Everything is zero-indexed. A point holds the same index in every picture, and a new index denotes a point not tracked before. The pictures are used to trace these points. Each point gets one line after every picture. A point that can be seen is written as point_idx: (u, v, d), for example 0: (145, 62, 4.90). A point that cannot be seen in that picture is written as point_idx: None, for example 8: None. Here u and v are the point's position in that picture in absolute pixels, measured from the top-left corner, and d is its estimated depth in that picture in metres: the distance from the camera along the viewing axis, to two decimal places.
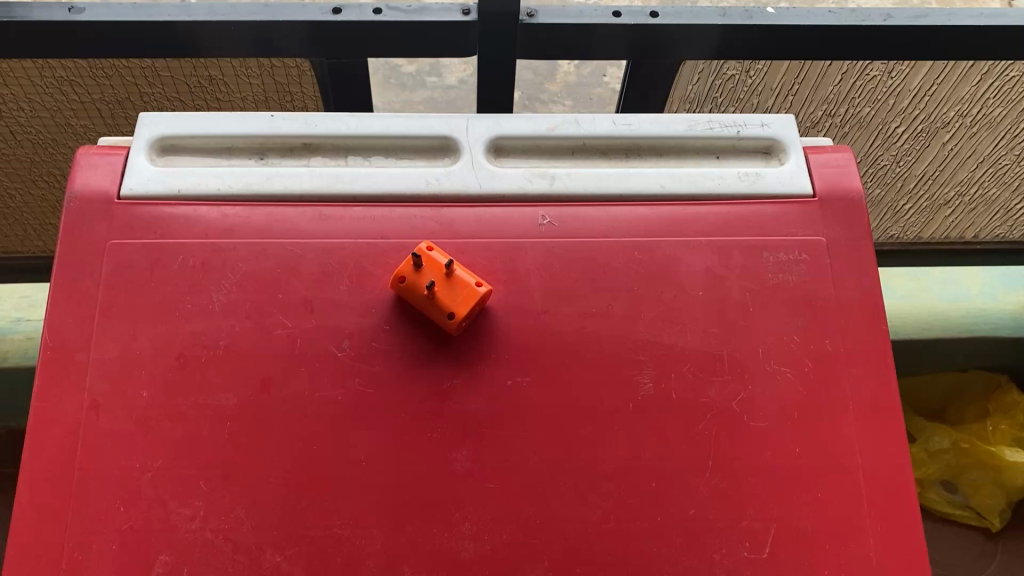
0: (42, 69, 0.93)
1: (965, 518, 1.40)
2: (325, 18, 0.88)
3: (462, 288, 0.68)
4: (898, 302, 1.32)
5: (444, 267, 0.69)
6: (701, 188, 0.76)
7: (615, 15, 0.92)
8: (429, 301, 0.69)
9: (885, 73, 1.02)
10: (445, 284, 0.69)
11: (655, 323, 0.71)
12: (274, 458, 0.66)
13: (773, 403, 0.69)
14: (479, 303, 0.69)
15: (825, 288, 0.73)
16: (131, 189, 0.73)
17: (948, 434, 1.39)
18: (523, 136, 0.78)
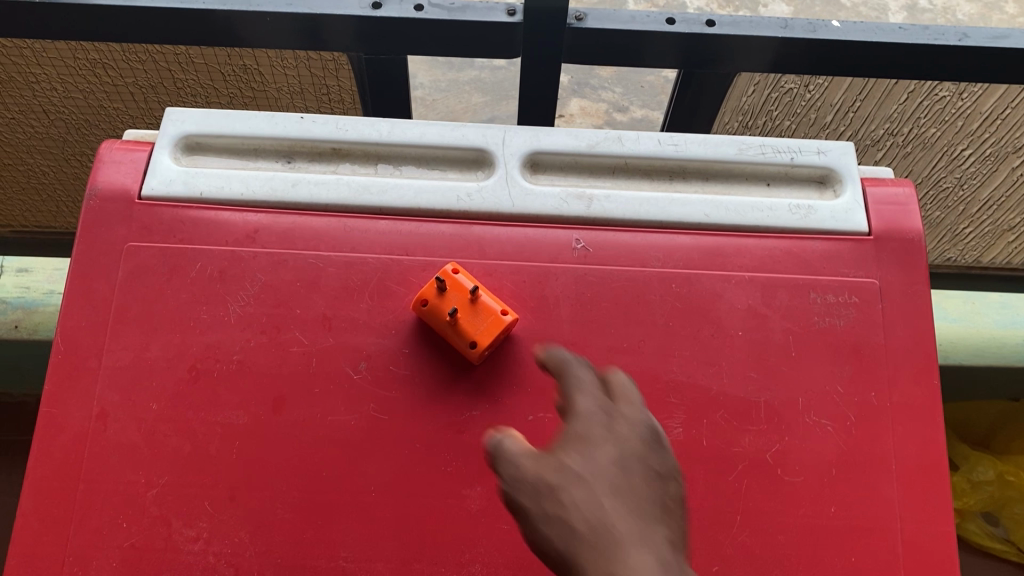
0: (76, 50, 0.91)
1: (1005, 553, 1.34)
2: (364, 13, 0.84)
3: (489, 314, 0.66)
4: (949, 326, 1.25)
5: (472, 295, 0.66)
6: (748, 220, 0.72)
7: (669, 23, 0.87)
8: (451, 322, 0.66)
9: (956, 95, 0.95)
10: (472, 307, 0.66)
11: (689, 362, 0.66)
12: (282, 481, 0.63)
13: (811, 458, 0.64)
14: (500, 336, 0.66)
15: (874, 336, 0.68)
16: (152, 189, 0.71)
17: (993, 465, 1.32)
18: (562, 152, 0.75)
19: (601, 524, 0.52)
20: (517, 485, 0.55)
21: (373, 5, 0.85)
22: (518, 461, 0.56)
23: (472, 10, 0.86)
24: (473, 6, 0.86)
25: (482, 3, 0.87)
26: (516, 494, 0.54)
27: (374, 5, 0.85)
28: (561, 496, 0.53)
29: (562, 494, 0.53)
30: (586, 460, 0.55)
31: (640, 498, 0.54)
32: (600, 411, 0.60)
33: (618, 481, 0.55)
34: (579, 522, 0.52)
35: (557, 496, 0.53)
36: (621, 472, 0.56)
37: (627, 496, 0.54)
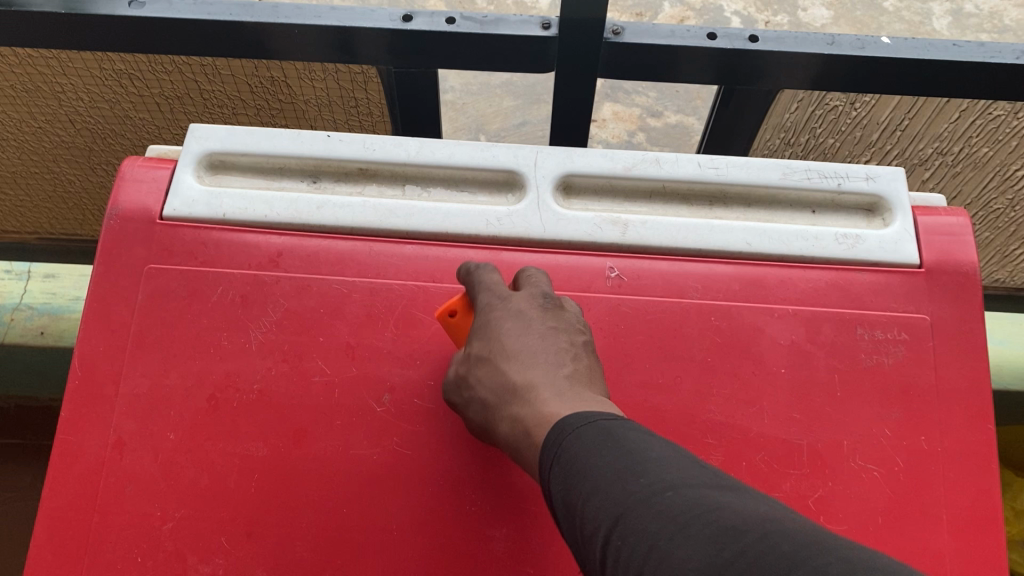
0: (102, 61, 0.89)
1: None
2: (394, 26, 0.82)
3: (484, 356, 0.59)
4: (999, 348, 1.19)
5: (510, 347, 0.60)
6: (791, 249, 0.68)
7: (710, 38, 0.83)
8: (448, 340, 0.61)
9: (1011, 114, 0.90)
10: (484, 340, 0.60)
11: (728, 400, 0.63)
12: (301, 518, 0.61)
13: (856, 505, 0.61)
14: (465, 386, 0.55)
15: (925, 375, 0.64)
16: (174, 210, 0.69)
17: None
18: (596, 174, 0.72)
19: (510, 386, 0.56)
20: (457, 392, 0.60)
21: (404, 18, 0.83)
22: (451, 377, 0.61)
23: (505, 23, 0.83)
24: (506, 18, 0.84)
25: (516, 16, 0.84)
26: (454, 396, 0.60)
27: (404, 18, 0.83)
28: (473, 381, 0.58)
29: (475, 374, 0.58)
30: (499, 336, 0.59)
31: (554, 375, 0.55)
32: (509, 306, 0.60)
33: (533, 358, 0.57)
34: (490, 396, 0.57)
35: (474, 391, 0.58)
36: (551, 369, 0.56)
37: (536, 362, 0.57)
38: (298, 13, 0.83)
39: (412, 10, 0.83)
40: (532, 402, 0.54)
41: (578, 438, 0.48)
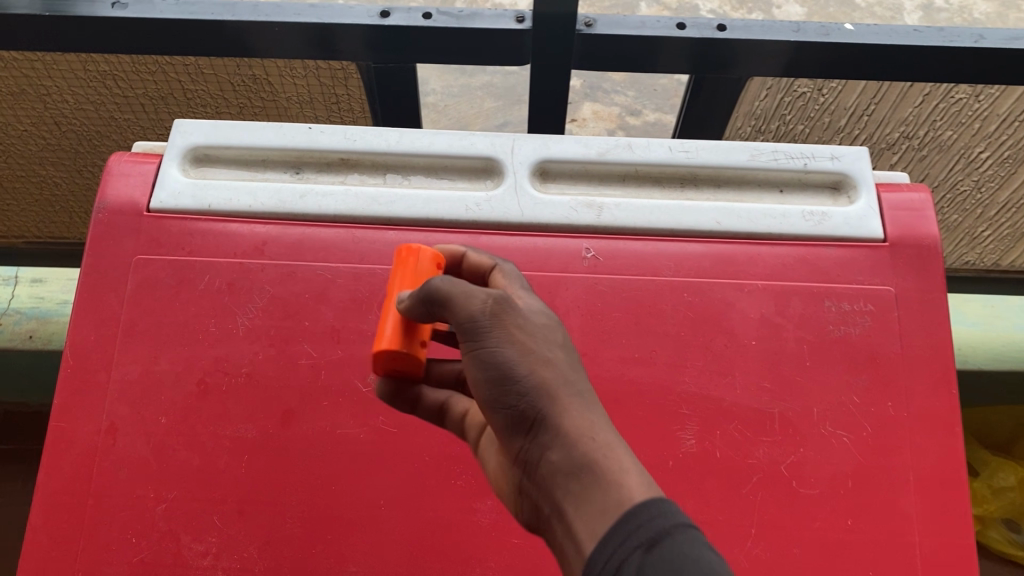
0: (87, 62, 0.91)
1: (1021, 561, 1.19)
2: (373, 22, 0.84)
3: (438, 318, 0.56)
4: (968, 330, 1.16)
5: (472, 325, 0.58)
6: (760, 227, 0.71)
7: (680, 28, 0.86)
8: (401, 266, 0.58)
9: (972, 96, 0.93)
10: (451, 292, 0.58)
11: (702, 372, 0.65)
12: (291, 496, 0.63)
13: (827, 469, 0.63)
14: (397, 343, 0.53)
15: (890, 344, 0.67)
16: (162, 202, 0.71)
17: (1011, 471, 1.21)
18: (571, 160, 0.74)
19: (543, 384, 0.44)
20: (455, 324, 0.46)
21: (381, 14, 0.85)
22: (468, 313, 0.46)
23: (480, 17, 0.86)
24: (481, 13, 0.86)
25: (491, 11, 0.87)
26: (437, 311, 0.49)
27: (382, 14, 0.85)
28: (498, 338, 0.45)
29: (503, 339, 0.45)
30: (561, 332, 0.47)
31: (587, 391, 0.45)
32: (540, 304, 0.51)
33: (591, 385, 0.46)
34: (508, 367, 0.44)
35: (491, 348, 0.45)
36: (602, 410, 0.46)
37: (576, 374, 0.45)
38: (279, 11, 0.85)
39: (389, 7, 0.86)
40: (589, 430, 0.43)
41: (631, 574, 0.36)
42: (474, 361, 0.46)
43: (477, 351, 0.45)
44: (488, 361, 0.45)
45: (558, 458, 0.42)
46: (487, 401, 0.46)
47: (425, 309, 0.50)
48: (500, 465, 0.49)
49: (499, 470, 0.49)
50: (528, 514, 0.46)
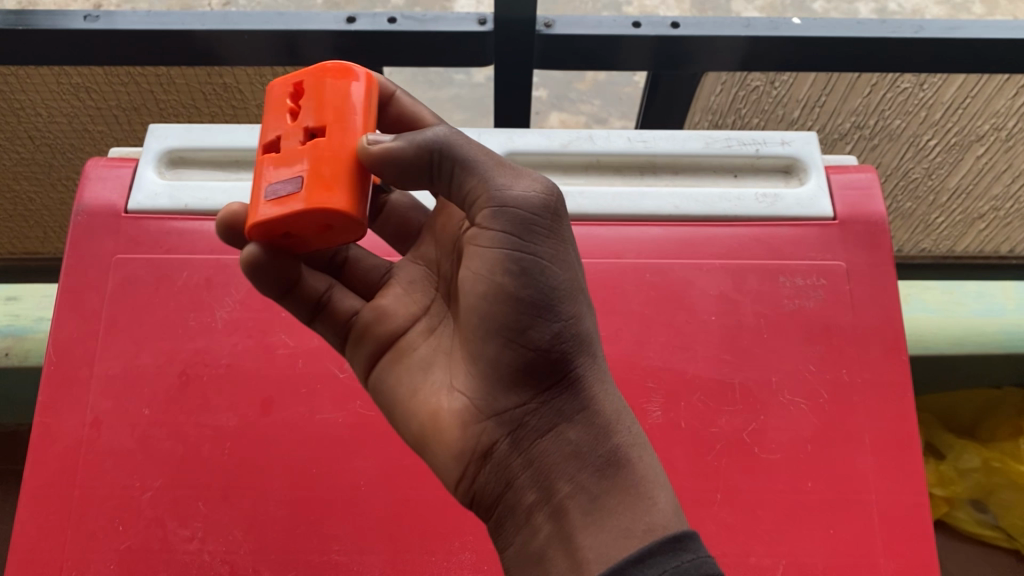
0: (60, 75, 0.93)
1: (994, 542, 1.01)
2: (339, 27, 0.87)
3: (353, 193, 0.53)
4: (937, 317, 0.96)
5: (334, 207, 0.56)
6: (716, 210, 0.74)
7: (635, 26, 0.90)
8: (320, 103, 0.52)
9: (917, 86, 0.97)
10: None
11: (665, 348, 0.69)
12: (273, 480, 0.65)
13: (787, 435, 0.66)
14: (353, 205, 0.49)
15: (843, 315, 0.70)
16: (139, 203, 0.73)
17: (977, 451, 1.01)
18: (535, 151, 0.77)
19: (578, 336, 0.51)
20: (500, 206, 0.50)
21: (348, 20, 0.88)
22: (518, 199, 0.50)
23: (443, 20, 0.89)
24: (444, 16, 0.89)
25: (454, 14, 0.90)
26: (456, 167, 0.51)
27: (349, 20, 0.88)
28: (548, 249, 0.50)
29: (553, 261, 0.51)
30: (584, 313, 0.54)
31: (601, 362, 0.53)
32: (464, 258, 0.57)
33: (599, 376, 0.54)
34: (556, 297, 0.50)
35: (540, 263, 0.50)
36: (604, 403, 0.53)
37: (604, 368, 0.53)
38: (248, 20, 0.88)
39: (355, 13, 0.89)
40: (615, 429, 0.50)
41: None
42: (512, 266, 0.50)
43: (523, 258, 0.50)
44: (536, 276, 0.50)
45: (578, 436, 0.50)
46: (515, 325, 0.50)
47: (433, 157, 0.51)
48: (460, 406, 0.52)
49: (451, 412, 0.52)
50: (478, 474, 0.51)
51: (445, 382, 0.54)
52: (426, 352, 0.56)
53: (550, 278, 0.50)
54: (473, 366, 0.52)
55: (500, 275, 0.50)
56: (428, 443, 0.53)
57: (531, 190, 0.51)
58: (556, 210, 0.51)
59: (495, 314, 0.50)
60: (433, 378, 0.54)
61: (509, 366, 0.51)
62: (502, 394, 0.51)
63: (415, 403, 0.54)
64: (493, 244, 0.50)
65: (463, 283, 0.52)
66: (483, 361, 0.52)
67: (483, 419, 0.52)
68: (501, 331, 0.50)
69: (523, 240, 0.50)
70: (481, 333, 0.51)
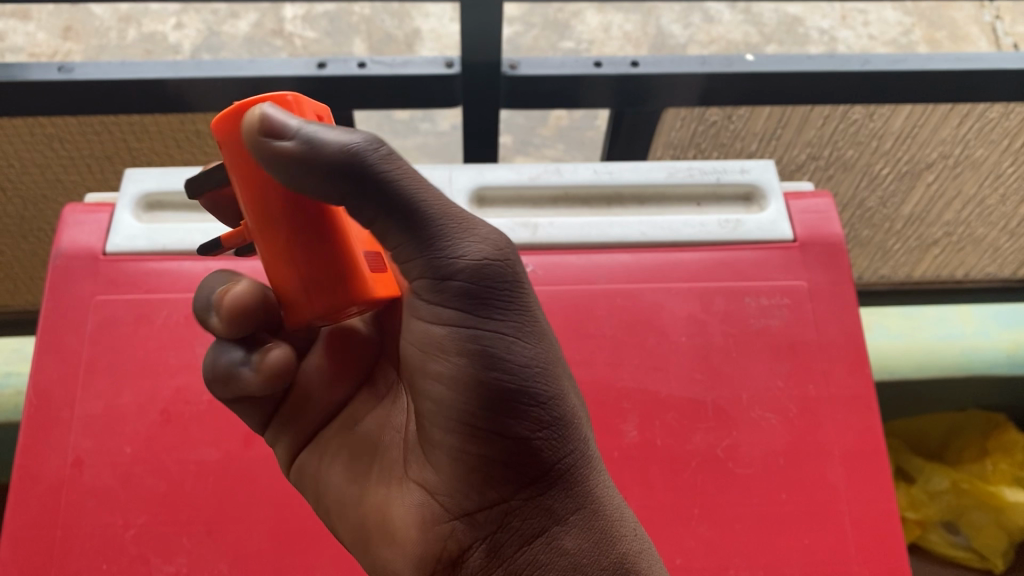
0: (33, 126, 0.94)
1: (969, 564, 1.00)
2: (310, 72, 0.90)
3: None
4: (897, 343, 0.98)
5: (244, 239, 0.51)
6: (681, 236, 0.77)
7: (597, 66, 0.93)
8: None
9: (867, 116, 1.01)
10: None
11: (638, 369, 0.71)
12: (257, 512, 0.65)
13: (758, 450, 0.68)
14: None
15: (807, 333, 0.73)
16: (117, 246, 0.75)
17: (946, 473, 1.03)
18: (505, 185, 0.80)
19: (562, 424, 0.50)
20: (443, 271, 0.47)
21: (318, 65, 0.91)
22: (466, 261, 0.47)
23: (412, 64, 0.92)
24: (413, 60, 0.92)
25: (422, 58, 0.93)
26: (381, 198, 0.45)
27: (319, 65, 0.91)
28: (507, 323, 0.48)
29: (512, 340, 0.48)
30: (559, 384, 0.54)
31: (588, 441, 0.52)
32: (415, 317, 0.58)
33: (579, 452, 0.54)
34: (521, 381, 0.48)
35: (498, 346, 0.48)
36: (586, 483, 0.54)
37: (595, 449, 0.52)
38: (220, 68, 0.90)
39: (326, 59, 0.91)
40: (612, 525, 0.50)
41: None
42: (465, 350, 0.48)
43: (479, 343, 0.48)
44: (494, 352, 0.48)
45: (575, 546, 0.49)
46: (477, 415, 0.48)
47: (348, 163, 0.44)
48: (422, 502, 0.51)
49: (411, 506, 0.52)
50: None
51: (398, 479, 0.53)
52: (365, 436, 0.57)
53: (511, 360, 0.48)
54: (434, 460, 0.51)
55: (451, 360, 0.48)
56: (381, 541, 0.52)
57: (475, 244, 0.48)
58: (512, 265, 0.49)
59: (450, 404, 0.49)
60: (384, 470, 0.54)
61: (473, 463, 0.49)
62: (473, 491, 0.50)
63: (365, 498, 0.54)
64: (438, 321, 0.48)
65: (413, 362, 0.51)
66: (445, 453, 0.50)
67: (450, 518, 0.50)
68: (464, 425, 0.49)
69: (473, 318, 0.48)
70: (438, 424, 0.50)
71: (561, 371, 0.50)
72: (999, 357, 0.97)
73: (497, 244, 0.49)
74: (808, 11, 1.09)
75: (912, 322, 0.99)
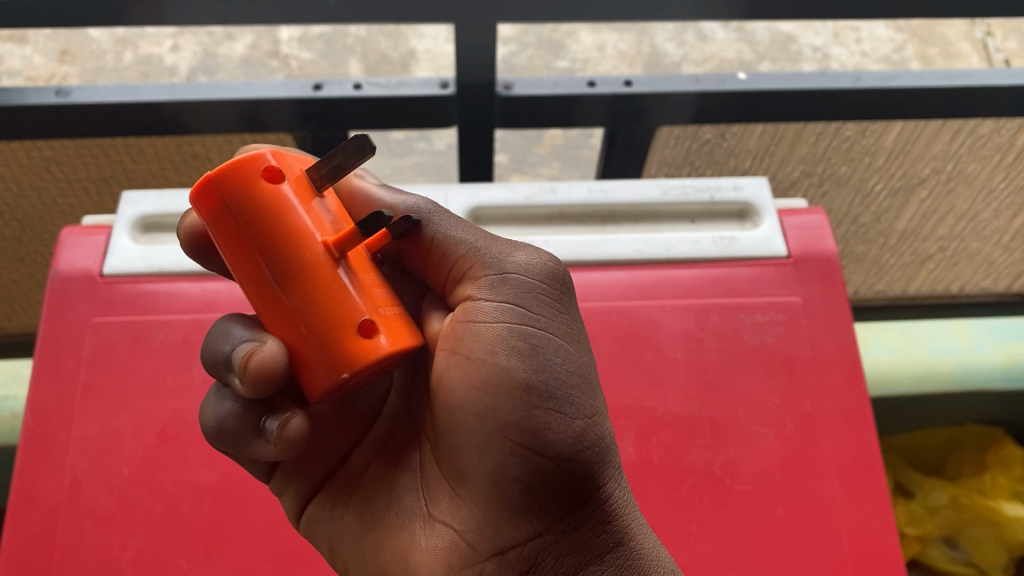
0: (30, 150, 0.94)
1: None
2: (306, 94, 0.91)
3: (316, 272, 0.46)
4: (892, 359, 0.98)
5: (363, 236, 0.46)
6: (676, 253, 0.78)
7: (590, 86, 0.94)
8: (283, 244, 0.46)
9: (859, 133, 1.02)
10: (293, 223, 0.46)
11: (634, 387, 0.71)
12: (255, 533, 0.65)
13: (755, 466, 0.68)
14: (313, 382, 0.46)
15: (802, 349, 0.73)
16: (114, 267, 0.75)
17: (945, 487, 1.03)
18: (500, 204, 0.80)
19: (604, 441, 0.51)
20: (497, 279, 0.53)
21: (314, 87, 0.91)
22: (515, 273, 0.53)
23: (407, 85, 0.93)
24: (408, 82, 0.93)
25: (417, 79, 0.94)
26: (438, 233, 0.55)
27: (315, 87, 0.92)
28: (553, 328, 0.52)
29: (561, 346, 0.52)
30: None
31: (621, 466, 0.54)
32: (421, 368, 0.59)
33: None
34: (568, 387, 0.51)
35: (549, 351, 0.51)
36: None
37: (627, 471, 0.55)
38: (217, 91, 0.91)
39: (321, 81, 0.92)
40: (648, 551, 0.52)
41: None
42: (516, 352, 0.50)
43: (531, 347, 0.51)
44: (543, 356, 0.51)
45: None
46: (527, 424, 0.50)
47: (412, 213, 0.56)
48: (451, 539, 0.53)
49: (439, 544, 0.53)
50: None
51: (419, 518, 0.55)
52: (372, 485, 0.57)
53: (562, 366, 0.51)
54: (471, 489, 0.53)
55: (502, 362, 0.51)
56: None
57: (528, 256, 0.54)
58: (558, 281, 0.54)
59: (499, 414, 0.50)
60: (403, 509, 0.55)
61: (518, 479, 0.50)
62: (512, 524, 0.52)
63: (384, 541, 0.54)
64: (487, 326, 0.52)
65: (455, 371, 0.52)
66: (488, 475, 0.51)
67: (484, 556, 0.52)
68: (511, 438, 0.50)
69: (523, 322, 0.51)
70: (482, 442, 0.51)
71: (601, 390, 0.53)
72: (995, 371, 0.97)
73: (549, 263, 0.55)
74: (800, 28, 1.10)
75: (909, 337, 0.99)
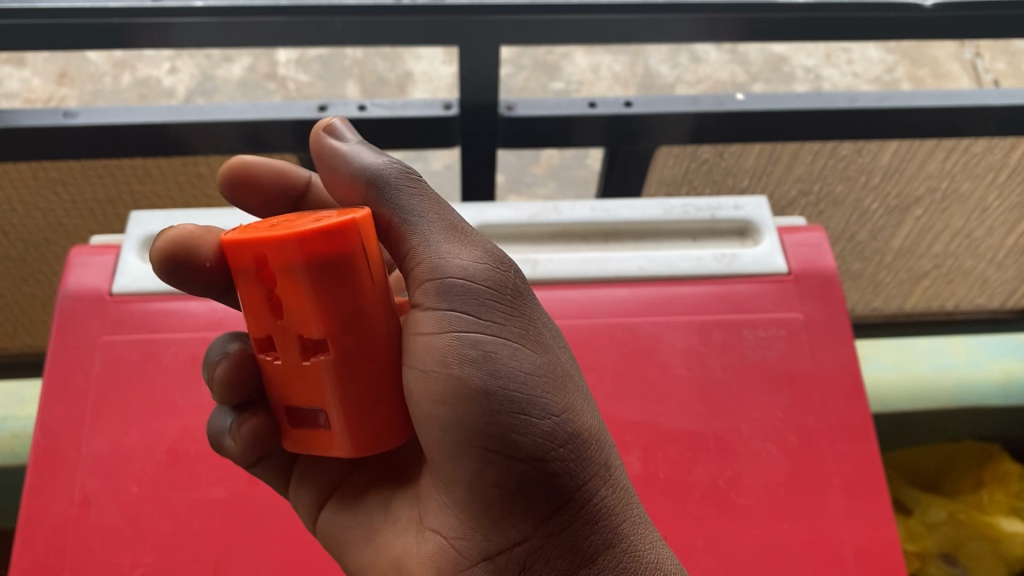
0: (36, 171, 0.95)
1: None
2: (310, 116, 0.92)
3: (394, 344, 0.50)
4: (891, 375, 0.99)
5: None
6: (678, 270, 0.79)
7: (590, 106, 0.96)
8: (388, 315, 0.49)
9: (855, 152, 1.03)
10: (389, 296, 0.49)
11: (639, 403, 0.72)
12: (264, 550, 0.65)
13: (759, 481, 0.69)
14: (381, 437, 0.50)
15: (803, 364, 0.74)
16: (122, 286, 0.76)
17: (943, 505, 1.03)
18: (504, 223, 0.81)
19: (576, 438, 0.51)
20: (438, 282, 0.50)
21: (319, 109, 0.93)
22: (458, 273, 0.51)
23: (411, 106, 0.94)
24: (412, 103, 0.94)
25: (420, 101, 0.95)
26: (394, 211, 0.52)
27: (321, 109, 0.94)
28: (506, 331, 0.50)
29: (515, 347, 0.50)
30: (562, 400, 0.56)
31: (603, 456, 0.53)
32: None
33: None
34: (527, 391, 0.49)
35: (502, 356, 0.50)
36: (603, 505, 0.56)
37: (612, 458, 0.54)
38: (222, 112, 0.92)
39: (327, 102, 0.94)
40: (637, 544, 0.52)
41: None
42: (468, 361, 0.49)
43: (482, 354, 0.49)
44: (497, 363, 0.49)
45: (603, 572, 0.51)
46: (490, 434, 0.49)
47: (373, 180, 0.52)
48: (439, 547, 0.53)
49: (428, 553, 0.53)
50: None
51: (414, 526, 0.55)
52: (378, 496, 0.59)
53: (518, 368, 0.50)
54: (453, 499, 0.52)
55: (455, 371, 0.49)
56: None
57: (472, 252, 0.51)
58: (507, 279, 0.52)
59: (461, 424, 0.49)
60: (399, 519, 0.57)
61: (494, 488, 0.50)
62: (495, 531, 0.51)
63: (381, 550, 0.56)
64: (439, 333, 0.50)
65: None
66: (465, 486, 0.51)
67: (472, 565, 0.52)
68: (477, 448, 0.49)
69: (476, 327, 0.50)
70: (452, 453, 0.50)
71: (565, 385, 0.51)
72: (993, 387, 0.98)
73: (492, 255, 0.52)
74: (793, 50, 1.12)
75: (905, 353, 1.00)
